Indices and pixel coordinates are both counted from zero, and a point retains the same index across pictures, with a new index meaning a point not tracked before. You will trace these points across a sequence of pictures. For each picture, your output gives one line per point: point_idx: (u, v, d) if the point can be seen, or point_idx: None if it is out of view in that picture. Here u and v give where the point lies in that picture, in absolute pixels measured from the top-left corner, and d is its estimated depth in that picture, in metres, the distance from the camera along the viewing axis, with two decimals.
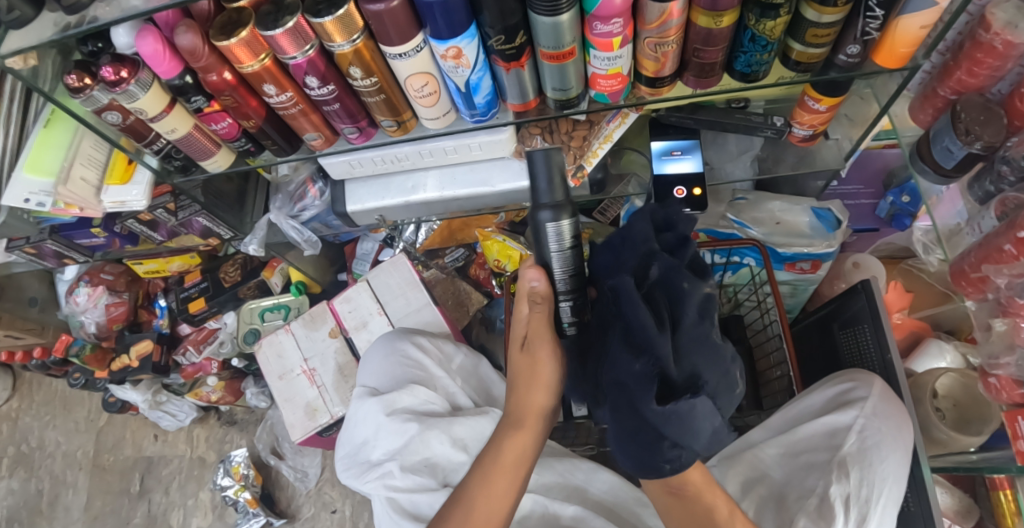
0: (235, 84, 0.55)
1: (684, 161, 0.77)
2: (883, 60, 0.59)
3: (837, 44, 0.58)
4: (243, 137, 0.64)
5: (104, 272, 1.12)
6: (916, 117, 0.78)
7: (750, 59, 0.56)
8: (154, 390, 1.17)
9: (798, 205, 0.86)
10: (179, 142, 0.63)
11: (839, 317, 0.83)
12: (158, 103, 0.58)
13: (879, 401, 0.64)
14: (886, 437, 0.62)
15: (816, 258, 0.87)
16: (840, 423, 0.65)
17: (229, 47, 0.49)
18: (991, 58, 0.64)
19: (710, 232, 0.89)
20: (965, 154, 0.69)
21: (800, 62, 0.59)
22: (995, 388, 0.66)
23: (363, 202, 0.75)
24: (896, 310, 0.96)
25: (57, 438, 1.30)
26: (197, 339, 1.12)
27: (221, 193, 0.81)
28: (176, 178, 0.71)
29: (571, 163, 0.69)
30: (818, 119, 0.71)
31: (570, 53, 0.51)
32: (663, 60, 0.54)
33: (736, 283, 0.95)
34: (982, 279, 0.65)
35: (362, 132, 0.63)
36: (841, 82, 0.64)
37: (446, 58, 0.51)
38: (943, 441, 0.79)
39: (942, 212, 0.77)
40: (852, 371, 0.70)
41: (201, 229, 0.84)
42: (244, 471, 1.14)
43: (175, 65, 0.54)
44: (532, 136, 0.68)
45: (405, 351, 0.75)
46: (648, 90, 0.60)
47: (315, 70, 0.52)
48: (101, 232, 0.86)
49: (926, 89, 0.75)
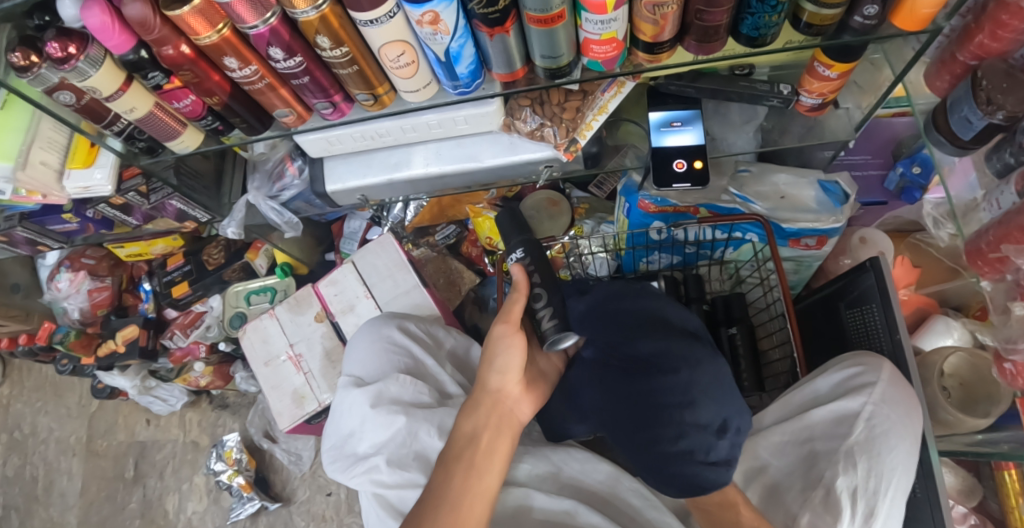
0: (195, 58, 0.50)
1: (685, 133, 0.72)
2: (901, 23, 0.54)
3: (854, 4, 0.53)
4: (210, 115, 0.59)
5: (85, 257, 1.08)
6: (932, 84, 0.73)
7: (758, 21, 0.52)
8: (142, 376, 1.15)
9: (804, 178, 0.82)
10: (141, 122, 0.59)
11: (845, 296, 0.80)
12: (113, 81, 0.53)
13: (889, 386, 0.61)
14: (895, 425, 0.59)
15: (821, 234, 0.82)
16: (847, 409, 0.62)
17: (182, 16, 0.44)
18: (1017, 19, 0.59)
19: (711, 207, 0.83)
20: (985, 124, 0.65)
21: (812, 24, 0.54)
22: (1011, 373, 0.62)
23: (344, 181, 0.70)
24: (902, 286, 0.94)
25: (50, 424, 1.28)
26: (184, 323, 1.08)
27: (197, 173, 0.77)
28: (143, 160, 0.66)
29: (563, 137, 0.63)
30: (828, 87, 0.67)
31: (559, 16, 0.47)
32: (662, 23, 0.49)
33: (738, 260, 0.91)
34: (1001, 259, 0.61)
35: (336, 108, 0.58)
36: (855, 46, 0.60)
37: (423, 24, 0.46)
38: (950, 422, 0.78)
39: (956, 183, 0.73)
40: (859, 354, 0.67)
41: (176, 212, 0.80)
42: (236, 456, 1.13)
43: (127, 38, 0.49)
44: (521, 107, 0.63)
45: (390, 337, 0.73)
46: (646, 57, 0.55)
47: (279, 40, 0.47)
48: (73, 217, 0.82)
49: (944, 54, 0.70)
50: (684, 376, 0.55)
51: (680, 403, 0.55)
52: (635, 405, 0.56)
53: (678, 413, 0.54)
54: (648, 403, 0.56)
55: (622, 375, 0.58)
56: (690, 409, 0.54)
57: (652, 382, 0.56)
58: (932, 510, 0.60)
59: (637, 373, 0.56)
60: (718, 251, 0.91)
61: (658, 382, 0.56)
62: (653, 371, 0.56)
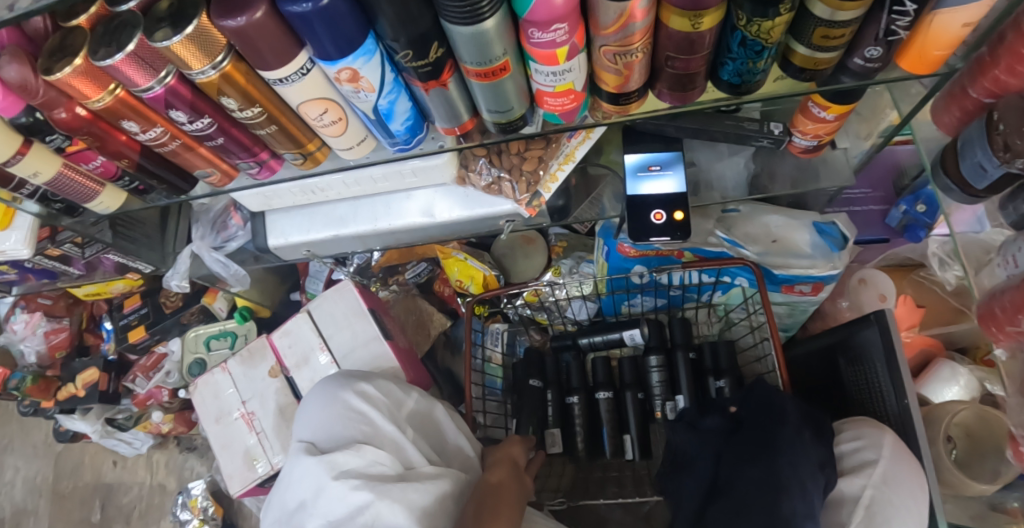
0: (92, 119, 0.44)
1: (664, 178, 0.65)
2: (908, 65, 0.47)
3: (853, 44, 0.45)
4: (126, 175, 0.53)
5: (41, 297, 1.03)
6: (940, 119, 0.66)
7: (740, 67, 0.44)
8: (103, 420, 1.07)
9: (797, 220, 0.75)
10: (50, 186, 0.52)
11: (845, 351, 0.73)
12: (9, 145, 0.46)
13: (890, 463, 0.57)
14: (898, 512, 0.54)
15: (817, 282, 0.75)
16: (845, 493, 0.57)
17: (63, 80, 0.38)
18: None
19: (697, 251, 0.77)
20: (1002, 173, 0.57)
21: (804, 68, 0.47)
22: None
23: (286, 236, 0.64)
24: (905, 327, 0.86)
25: (16, 463, 1.23)
26: (147, 365, 1.02)
27: (137, 222, 0.71)
28: (66, 221, 0.60)
29: (524, 192, 0.57)
30: (823, 129, 0.60)
31: (502, 68, 0.40)
32: (627, 72, 0.43)
33: (727, 303, 0.85)
34: (1020, 332, 0.54)
35: (264, 166, 0.52)
36: (853, 89, 0.53)
37: (342, 81, 0.40)
38: (954, 483, 0.71)
39: (961, 220, 0.67)
40: (858, 422, 0.63)
41: (116, 264, 0.74)
42: (202, 504, 1.07)
43: (15, 100, 0.43)
44: (475, 157, 0.57)
45: (347, 404, 0.67)
46: (612, 107, 0.48)
47: (180, 101, 0.41)
48: (10, 268, 0.76)
49: (954, 86, 0.62)
50: (775, 454, 0.55)
51: (764, 482, 0.53)
52: (744, 488, 0.54)
53: (776, 498, 0.51)
54: (736, 490, 0.55)
55: (736, 455, 0.58)
56: (781, 489, 0.52)
57: (750, 449, 0.57)
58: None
59: (754, 449, 0.57)
60: (706, 294, 0.85)
61: (762, 456, 0.56)
62: (789, 440, 0.56)
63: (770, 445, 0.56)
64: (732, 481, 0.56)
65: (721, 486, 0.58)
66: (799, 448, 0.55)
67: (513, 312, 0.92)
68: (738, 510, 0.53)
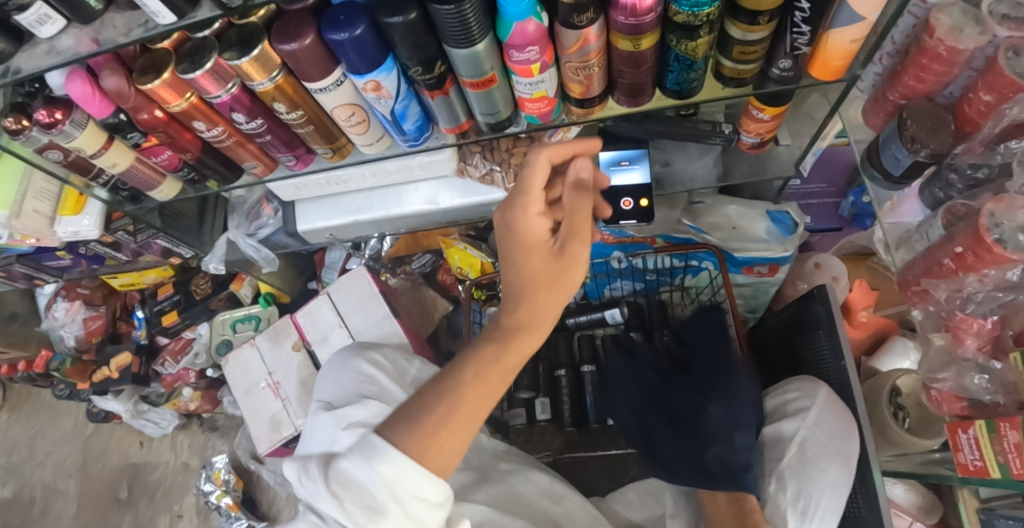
0: (168, 121, 0.56)
1: (632, 171, 0.76)
2: (818, 73, 0.59)
3: (770, 57, 0.58)
4: (185, 167, 0.65)
5: (81, 287, 1.14)
6: (869, 121, 0.78)
7: (679, 78, 0.56)
8: (134, 400, 1.19)
9: (754, 209, 0.87)
10: (123, 175, 0.64)
11: (796, 324, 0.84)
12: (96, 141, 0.59)
13: (822, 410, 0.67)
14: (827, 448, 0.65)
15: (773, 262, 0.87)
16: (784, 433, 0.69)
17: (154, 89, 0.50)
18: (937, 63, 0.64)
19: (666, 237, 0.89)
20: (912, 161, 0.70)
21: (732, 77, 0.59)
22: (938, 399, 0.66)
23: (313, 222, 0.76)
24: (862, 308, 0.96)
25: (46, 447, 1.33)
26: (175, 350, 1.13)
27: (180, 213, 0.83)
28: (128, 206, 0.72)
29: (512, 181, 0.68)
30: (763, 127, 0.71)
31: (491, 80, 0.52)
32: (587, 82, 0.54)
33: (697, 285, 0.96)
34: (923, 291, 0.66)
35: (300, 159, 0.63)
36: (784, 92, 0.64)
37: (367, 91, 0.52)
38: (900, 442, 0.81)
39: (906, 210, 0.76)
40: (799, 379, 0.73)
41: (161, 249, 0.85)
42: (225, 477, 1.17)
43: (106, 105, 0.54)
44: (472, 154, 0.68)
45: (359, 367, 0.77)
46: (580, 110, 0.60)
47: (241, 106, 0.53)
48: (66, 254, 0.88)
49: (877, 92, 0.75)
50: (723, 396, 0.68)
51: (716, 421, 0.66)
52: (699, 424, 0.67)
53: (731, 433, 0.65)
54: (693, 424, 0.68)
55: (687, 394, 0.71)
56: (730, 424, 0.66)
57: (704, 390, 0.69)
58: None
59: (703, 390, 0.70)
60: (678, 278, 0.95)
61: (713, 398, 0.68)
62: (733, 382, 0.69)
63: (716, 388, 0.69)
64: (683, 418, 0.69)
65: (676, 418, 0.70)
66: (741, 390, 0.68)
67: (509, 296, 1.00)
68: (696, 442, 0.66)
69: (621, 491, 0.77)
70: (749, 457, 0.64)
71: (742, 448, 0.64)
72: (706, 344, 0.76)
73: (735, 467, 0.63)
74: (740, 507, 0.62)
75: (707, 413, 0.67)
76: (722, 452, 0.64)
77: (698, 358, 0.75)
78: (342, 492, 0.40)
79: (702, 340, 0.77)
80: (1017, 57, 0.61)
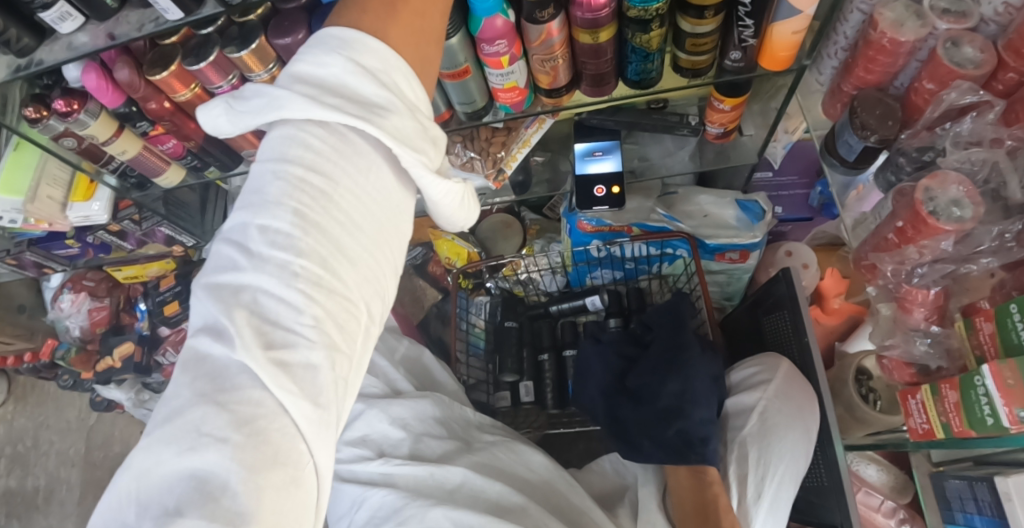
0: (173, 110, 0.62)
1: (605, 161, 0.82)
2: (768, 64, 0.65)
3: (724, 49, 0.64)
4: (189, 154, 0.71)
5: (86, 279, 1.19)
6: (828, 112, 0.85)
7: (638, 68, 0.62)
8: (135, 390, 1.26)
9: (724, 198, 0.93)
10: (131, 162, 0.71)
11: (763, 304, 0.89)
12: (107, 129, 0.65)
13: (781, 382, 0.72)
14: (784, 418, 0.69)
15: (744, 249, 0.92)
16: (747, 404, 0.73)
17: (163, 79, 0.56)
18: (882, 55, 0.71)
19: (643, 225, 0.92)
20: (863, 146, 0.76)
21: (688, 68, 0.65)
22: (889, 368, 0.73)
23: None
24: (834, 296, 1.01)
25: (51, 437, 1.37)
26: (176, 340, 1.17)
27: (182, 203, 0.91)
28: (135, 194, 0.79)
29: (492, 169, 0.74)
30: (726, 118, 0.77)
31: (466, 71, 0.57)
32: (553, 73, 0.60)
33: (674, 273, 1.00)
34: (872, 266, 0.72)
35: None
36: (741, 82, 0.71)
37: None
38: (869, 420, 0.86)
39: (868, 201, 0.81)
40: (761, 354, 0.78)
41: (165, 237, 0.92)
42: None
43: (118, 95, 0.60)
44: (454, 143, 0.74)
45: None
46: (549, 100, 0.66)
47: (241, 95, 0.59)
48: (75, 242, 0.93)
49: (834, 85, 0.82)
50: (684, 371, 0.72)
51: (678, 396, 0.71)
52: (664, 400, 0.72)
53: (687, 409, 0.70)
54: (657, 398, 0.72)
55: (652, 371, 0.75)
56: (691, 397, 0.70)
57: (663, 368, 0.74)
58: (838, 500, 0.67)
59: (666, 365, 0.74)
60: (656, 266, 1.00)
61: (671, 377, 0.73)
62: (694, 359, 0.73)
63: (679, 367, 0.73)
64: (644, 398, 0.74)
65: (639, 397, 0.75)
66: (699, 367, 0.73)
67: (495, 286, 1.05)
68: (662, 416, 0.71)
69: (598, 461, 0.82)
70: (707, 430, 0.69)
71: (700, 423, 0.69)
72: (670, 325, 0.80)
73: (693, 440, 0.69)
74: (702, 479, 0.67)
75: (667, 392, 0.72)
76: (682, 426, 0.69)
77: (658, 337, 0.80)
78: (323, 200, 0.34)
79: (663, 320, 0.81)
80: (955, 46, 0.67)
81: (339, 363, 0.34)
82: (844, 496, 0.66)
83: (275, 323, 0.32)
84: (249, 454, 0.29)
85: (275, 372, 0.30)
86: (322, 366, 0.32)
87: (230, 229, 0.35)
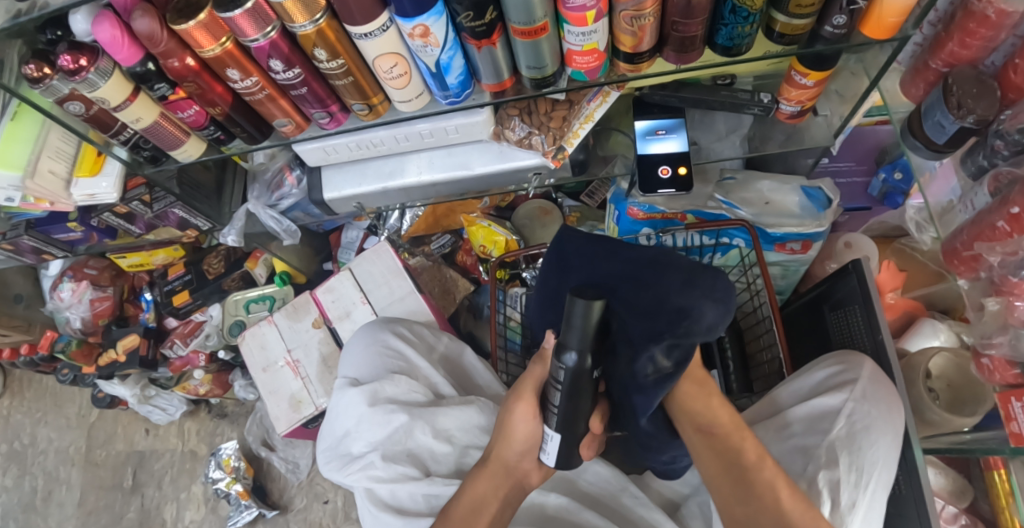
0: (198, 69, 0.54)
1: (669, 140, 0.77)
2: (871, 32, 0.57)
3: (824, 15, 0.56)
4: (211, 125, 0.64)
5: (88, 267, 1.10)
6: (907, 92, 0.75)
7: (732, 32, 0.55)
8: (142, 385, 1.16)
9: (787, 184, 0.85)
10: (146, 131, 0.63)
11: (829, 299, 0.82)
12: (121, 92, 0.57)
13: (869, 383, 0.63)
14: (876, 421, 0.61)
15: (806, 239, 0.85)
16: (829, 406, 0.64)
17: (188, 30, 0.47)
18: (984, 28, 0.61)
19: (698, 213, 0.86)
20: (957, 128, 0.66)
21: (784, 34, 0.58)
22: (989, 368, 0.65)
23: (340, 189, 0.76)
24: (888, 290, 0.92)
25: (49, 434, 1.29)
26: (184, 333, 1.12)
27: (198, 183, 0.82)
28: (147, 169, 0.71)
29: (551, 145, 0.69)
30: (805, 94, 0.69)
31: (542, 28, 0.49)
32: (640, 34, 0.52)
33: (726, 265, 0.94)
34: (974, 257, 0.64)
35: (333, 117, 0.62)
36: (828, 55, 0.62)
37: (414, 37, 0.49)
38: (936, 422, 0.76)
39: (936, 189, 0.74)
40: (842, 353, 0.69)
41: (178, 220, 0.85)
42: (235, 463, 1.14)
43: (135, 51, 0.53)
44: (510, 117, 0.68)
45: (387, 342, 0.75)
46: (628, 66, 0.59)
47: (279, 52, 0.51)
48: (77, 226, 0.85)
49: (917, 62, 0.71)
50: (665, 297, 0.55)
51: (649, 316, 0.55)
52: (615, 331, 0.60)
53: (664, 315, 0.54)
54: (653, 319, 0.53)
55: (632, 287, 0.56)
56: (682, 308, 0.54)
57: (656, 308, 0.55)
58: (917, 507, 0.61)
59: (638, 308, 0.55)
60: (706, 257, 0.93)
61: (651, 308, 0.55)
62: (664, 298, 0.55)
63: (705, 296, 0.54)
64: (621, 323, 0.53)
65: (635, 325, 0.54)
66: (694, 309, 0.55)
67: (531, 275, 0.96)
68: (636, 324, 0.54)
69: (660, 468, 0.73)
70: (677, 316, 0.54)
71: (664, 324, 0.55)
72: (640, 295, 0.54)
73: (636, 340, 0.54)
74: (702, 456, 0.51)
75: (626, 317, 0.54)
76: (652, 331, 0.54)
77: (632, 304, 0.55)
78: (404, 489, 0.64)
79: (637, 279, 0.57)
80: None
81: (433, 482, 0.65)
82: (924, 504, 0.60)
83: (393, 468, 0.65)
84: (406, 493, 0.64)
85: (399, 488, 0.64)
86: (424, 483, 0.64)
87: (361, 432, 0.68)
